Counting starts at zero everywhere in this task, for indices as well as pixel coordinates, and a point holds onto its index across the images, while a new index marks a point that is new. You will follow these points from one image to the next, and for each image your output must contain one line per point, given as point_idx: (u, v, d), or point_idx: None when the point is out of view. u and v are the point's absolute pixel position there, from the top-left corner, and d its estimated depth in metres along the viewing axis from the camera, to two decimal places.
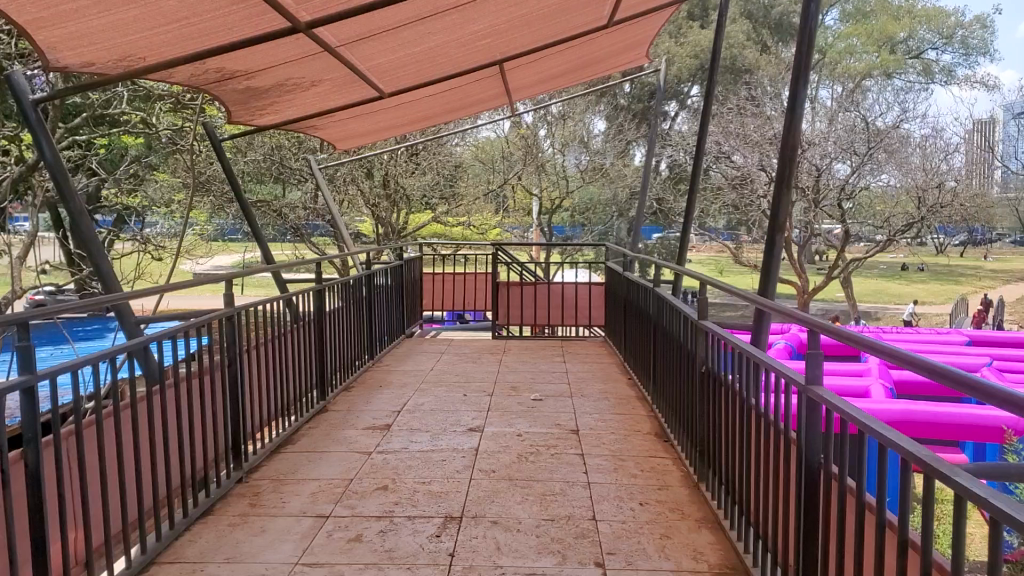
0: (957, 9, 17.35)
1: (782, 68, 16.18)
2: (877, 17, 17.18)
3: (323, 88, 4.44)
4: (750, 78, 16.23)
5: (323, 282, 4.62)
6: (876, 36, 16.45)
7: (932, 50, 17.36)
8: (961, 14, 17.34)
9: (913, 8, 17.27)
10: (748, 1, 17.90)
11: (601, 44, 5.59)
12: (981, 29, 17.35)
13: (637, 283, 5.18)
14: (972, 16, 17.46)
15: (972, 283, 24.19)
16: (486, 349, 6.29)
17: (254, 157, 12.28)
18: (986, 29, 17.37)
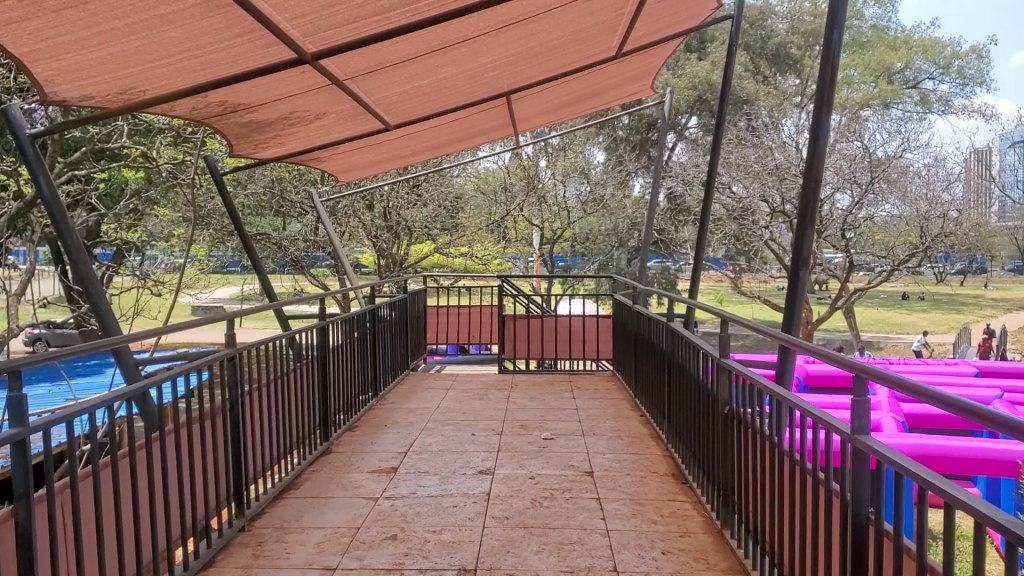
0: (953, 39, 17.12)
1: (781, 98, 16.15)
2: (874, 47, 17.18)
3: (328, 121, 4.35)
4: (749, 109, 16.20)
5: (326, 320, 4.51)
6: (873, 66, 16.40)
7: (929, 80, 17.19)
8: (957, 44, 17.07)
9: (909, 39, 17.24)
10: (746, 33, 17.90)
11: (608, 74, 5.52)
12: (977, 59, 17.03)
13: (648, 316, 5.05)
14: (967, 47, 17.11)
15: (974, 312, 24.06)
16: (493, 385, 6.16)
17: (255, 190, 12.23)
18: (982, 59, 17.03)
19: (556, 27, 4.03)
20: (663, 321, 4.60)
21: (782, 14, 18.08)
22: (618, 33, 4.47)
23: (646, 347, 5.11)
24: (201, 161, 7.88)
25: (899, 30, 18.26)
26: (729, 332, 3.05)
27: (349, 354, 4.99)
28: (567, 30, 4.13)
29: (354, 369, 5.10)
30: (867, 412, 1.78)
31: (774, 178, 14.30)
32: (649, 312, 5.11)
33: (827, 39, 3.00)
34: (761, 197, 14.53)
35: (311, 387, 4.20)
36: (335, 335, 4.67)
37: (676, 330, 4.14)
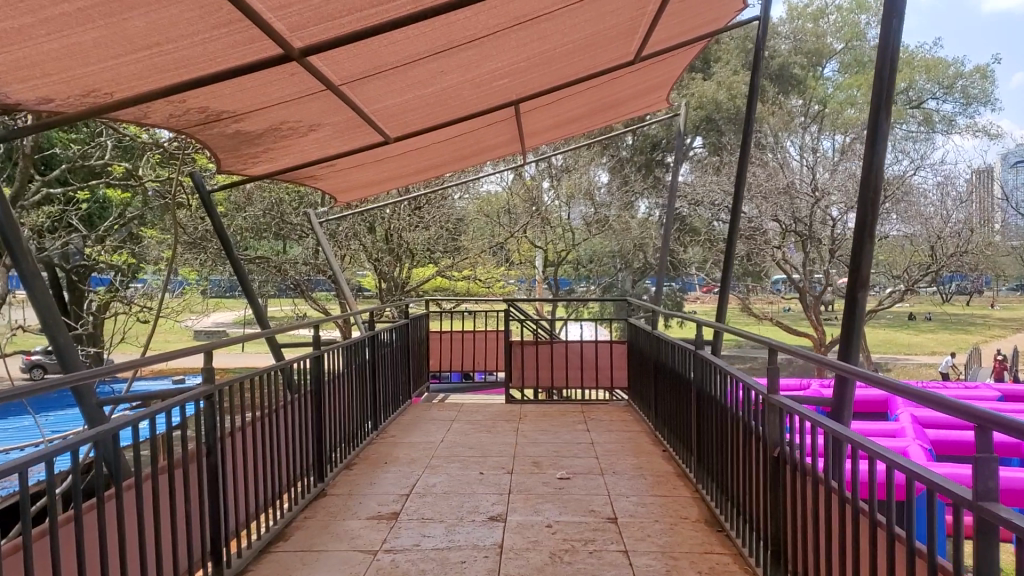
0: (957, 59, 16.76)
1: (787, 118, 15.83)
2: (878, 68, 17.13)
3: (323, 134, 4.01)
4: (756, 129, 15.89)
5: (322, 348, 4.14)
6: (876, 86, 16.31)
7: (932, 100, 16.65)
8: (961, 64, 16.65)
9: (913, 59, 17.00)
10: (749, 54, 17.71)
11: (624, 85, 5.17)
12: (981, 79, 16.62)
13: (672, 342, 4.67)
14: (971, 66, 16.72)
15: (983, 332, 23.64)
16: (500, 416, 5.77)
17: (253, 212, 11.95)
18: (987, 79, 16.64)
19: (572, 29, 3.69)
20: (691, 350, 4.22)
21: (786, 34, 17.79)
22: (637, 35, 4.13)
23: (670, 376, 4.73)
24: (188, 178, 7.60)
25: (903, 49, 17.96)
26: (778, 363, 2.68)
27: (348, 385, 4.62)
28: (583, 32, 3.79)
29: (354, 401, 4.73)
30: (991, 475, 1.40)
31: (785, 198, 14.00)
32: (672, 339, 4.73)
33: (882, 30, 2.65)
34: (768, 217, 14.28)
35: (305, 425, 3.83)
36: (333, 365, 4.30)
37: (707, 360, 3.77)
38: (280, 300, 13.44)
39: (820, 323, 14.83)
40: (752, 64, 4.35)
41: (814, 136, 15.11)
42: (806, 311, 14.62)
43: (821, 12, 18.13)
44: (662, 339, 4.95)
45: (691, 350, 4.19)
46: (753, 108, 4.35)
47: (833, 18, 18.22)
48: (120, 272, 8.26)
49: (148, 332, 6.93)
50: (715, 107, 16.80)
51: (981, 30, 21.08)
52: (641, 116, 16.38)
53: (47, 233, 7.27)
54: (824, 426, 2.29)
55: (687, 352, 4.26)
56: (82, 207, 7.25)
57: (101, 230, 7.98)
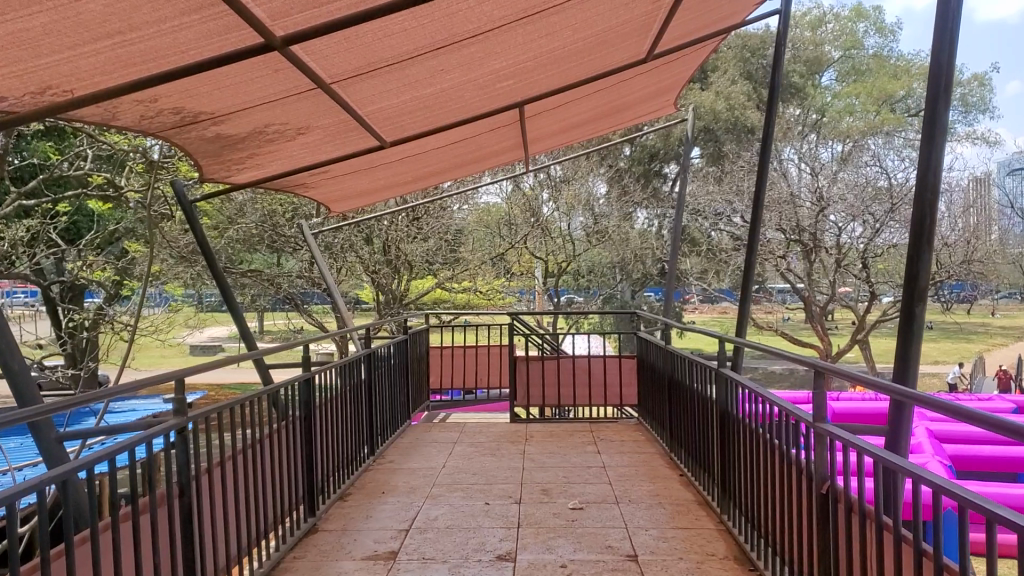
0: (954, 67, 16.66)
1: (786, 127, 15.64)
2: (877, 77, 16.87)
3: (312, 138, 3.70)
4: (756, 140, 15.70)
5: (312, 369, 3.86)
6: (876, 94, 16.11)
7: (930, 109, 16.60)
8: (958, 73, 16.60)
9: (911, 68, 16.85)
10: (747, 62, 17.51)
11: (635, 87, 4.86)
12: (980, 87, 16.52)
13: (688, 359, 4.37)
14: (970, 75, 16.64)
15: (985, 341, 23.41)
16: (504, 437, 5.45)
17: (246, 224, 11.65)
18: (985, 87, 16.53)
19: (584, 25, 3.37)
20: (712, 369, 3.93)
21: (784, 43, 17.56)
22: (652, 30, 3.81)
23: (687, 395, 4.43)
24: (170, 189, 7.37)
25: (900, 58, 17.78)
26: (823, 387, 2.40)
27: (342, 406, 4.35)
28: (596, 29, 3.47)
29: (349, 426, 4.46)
30: None
31: (789, 207, 13.74)
32: (688, 354, 4.44)
33: (938, 10, 2.37)
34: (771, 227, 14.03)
35: (295, 453, 3.56)
36: (325, 387, 4.02)
37: (735, 381, 3.49)
38: (275, 315, 13.16)
39: (826, 335, 14.57)
40: (773, 63, 4.04)
41: (812, 145, 14.85)
42: (812, 321, 14.34)
43: (819, 21, 18.00)
44: (677, 355, 4.66)
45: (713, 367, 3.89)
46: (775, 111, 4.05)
47: (831, 27, 18.04)
48: (104, 288, 8.10)
49: (128, 349, 6.75)
50: (714, 116, 16.56)
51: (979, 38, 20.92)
52: (639, 125, 16.14)
53: (25, 247, 6.99)
54: (877, 459, 2.02)
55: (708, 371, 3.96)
56: (62, 221, 6.97)
57: (84, 245, 7.83)
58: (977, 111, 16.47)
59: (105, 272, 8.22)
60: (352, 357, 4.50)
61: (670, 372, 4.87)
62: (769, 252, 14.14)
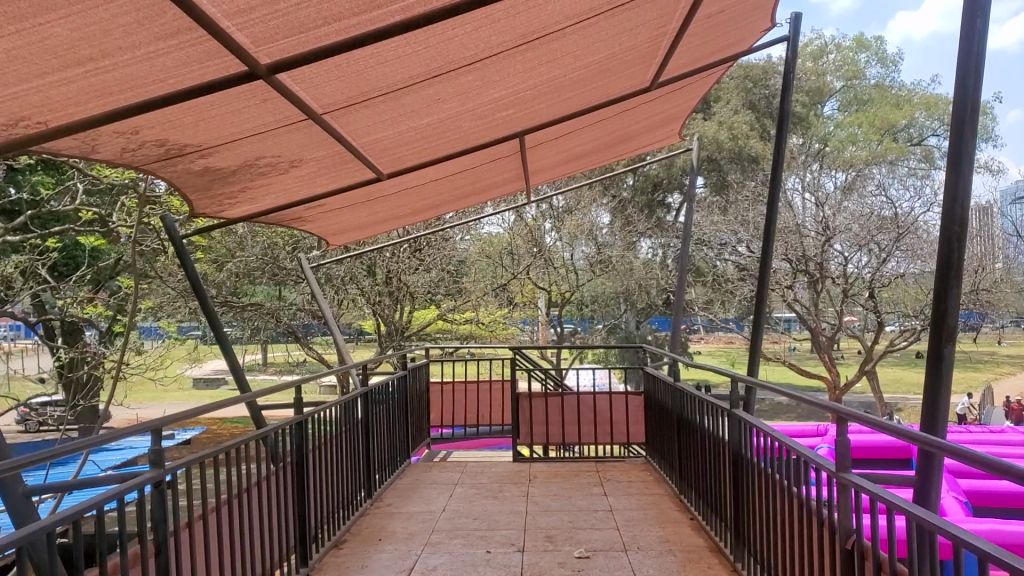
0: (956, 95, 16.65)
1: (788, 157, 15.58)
2: (879, 106, 16.83)
3: (306, 171, 3.57)
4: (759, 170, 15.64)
5: (305, 412, 3.71)
6: (878, 123, 16.04)
7: (933, 137, 16.56)
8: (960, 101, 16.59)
9: (912, 98, 16.81)
10: (750, 92, 17.48)
11: (639, 116, 4.74)
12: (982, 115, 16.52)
13: (702, 398, 4.21)
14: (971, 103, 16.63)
15: (993, 369, 23.18)
16: (507, 478, 5.28)
17: (246, 257, 11.54)
18: (987, 115, 16.55)
19: (586, 52, 3.25)
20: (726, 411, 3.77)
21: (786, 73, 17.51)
22: (657, 57, 3.68)
23: (700, 437, 4.26)
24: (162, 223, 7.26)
25: (901, 88, 17.74)
26: (847, 435, 2.23)
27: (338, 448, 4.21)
28: (598, 56, 3.34)
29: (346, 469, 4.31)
30: None
31: (794, 237, 13.60)
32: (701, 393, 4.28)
33: (962, 31, 2.23)
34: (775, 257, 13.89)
35: (286, 500, 3.41)
36: (319, 431, 3.87)
37: (752, 425, 3.32)
38: (275, 348, 13.00)
39: (833, 365, 14.39)
40: (780, 90, 3.91)
41: (813, 174, 14.75)
42: (820, 352, 14.16)
43: (820, 52, 18.03)
44: (688, 394, 4.50)
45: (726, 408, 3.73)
46: (784, 140, 3.92)
47: (832, 58, 18.03)
48: (94, 325, 8.05)
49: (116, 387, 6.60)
50: (717, 146, 16.49)
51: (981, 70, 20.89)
52: (642, 155, 16.08)
53: (14, 282, 6.88)
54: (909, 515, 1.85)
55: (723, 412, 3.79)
56: (52, 256, 6.86)
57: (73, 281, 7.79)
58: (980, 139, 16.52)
59: (96, 307, 8.19)
60: (350, 396, 4.36)
61: (680, 411, 4.70)
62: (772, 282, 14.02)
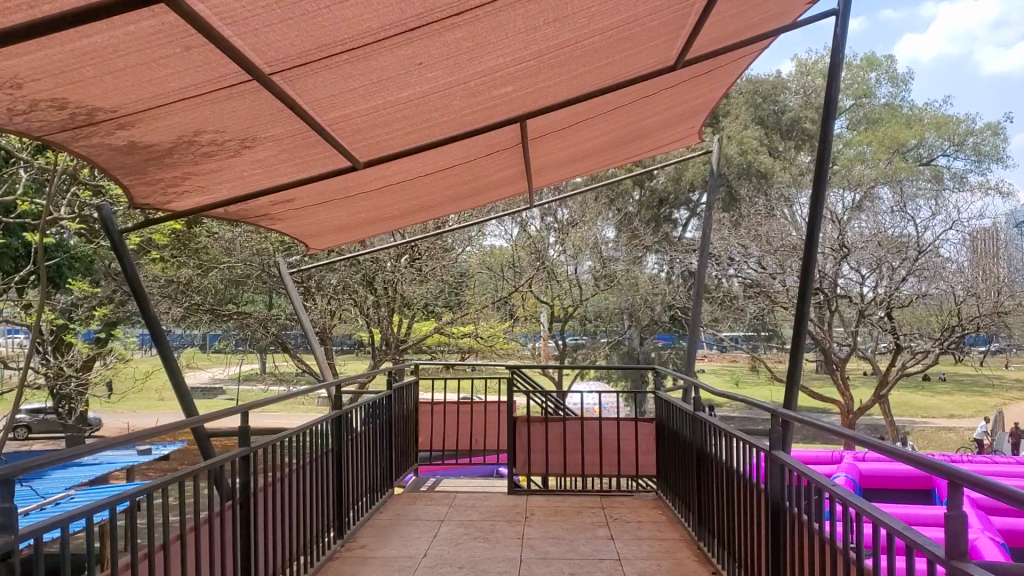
0: (967, 115, 16.16)
1: (796, 173, 15.03)
2: (890, 125, 16.35)
3: (264, 154, 3.00)
4: (767, 185, 15.17)
5: (255, 443, 3.14)
6: (887, 142, 15.48)
7: (943, 157, 16.16)
8: (972, 120, 16.13)
9: (922, 118, 16.32)
10: (759, 107, 16.90)
11: (656, 108, 4.17)
12: (993, 135, 16.11)
13: (731, 433, 3.58)
14: (983, 122, 16.19)
15: (1001, 394, 22.62)
16: (501, 514, 4.68)
17: (233, 263, 10.96)
18: (998, 135, 16.13)
19: (602, 13, 2.65)
20: (763, 450, 3.14)
21: (795, 89, 17.00)
22: (686, 28, 3.07)
23: (730, 478, 3.63)
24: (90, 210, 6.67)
25: (912, 108, 17.17)
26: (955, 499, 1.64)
27: (300, 483, 3.63)
28: (616, 19, 2.73)
29: (308, 507, 3.72)
30: None
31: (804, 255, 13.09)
32: (729, 427, 3.65)
33: None
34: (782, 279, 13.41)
35: (222, 552, 2.83)
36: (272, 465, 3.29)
37: (801, 473, 2.69)
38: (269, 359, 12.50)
39: (847, 388, 13.78)
40: (827, 72, 3.31)
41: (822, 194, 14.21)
42: (835, 375, 13.55)
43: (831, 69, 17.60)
44: (713, 427, 3.87)
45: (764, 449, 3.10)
46: (827, 135, 3.34)
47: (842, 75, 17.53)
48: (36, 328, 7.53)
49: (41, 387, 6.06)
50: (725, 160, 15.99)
51: (990, 94, 20.30)
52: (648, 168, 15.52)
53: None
54: None
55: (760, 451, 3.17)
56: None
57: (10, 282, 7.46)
58: (990, 160, 16.12)
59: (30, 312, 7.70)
60: (318, 421, 3.79)
61: (702, 446, 4.06)
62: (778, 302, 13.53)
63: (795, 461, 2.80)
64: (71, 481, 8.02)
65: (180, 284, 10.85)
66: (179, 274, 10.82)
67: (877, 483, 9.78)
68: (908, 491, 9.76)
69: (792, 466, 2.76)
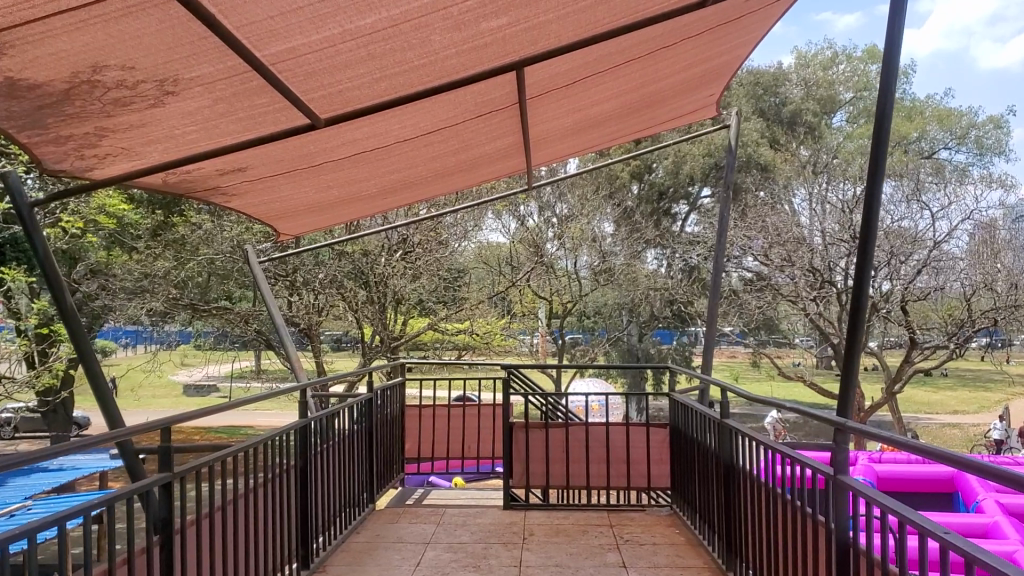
0: (969, 108, 15.57)
1: (800, 167, 14.40)
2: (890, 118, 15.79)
3: (194, 102, 2.39)
4: (768, 178, 14.58)
5: (186, 466, 2.53)
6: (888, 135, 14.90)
7: (943, 151, 15.46)
8: (973, 113, 15.50)
9: (924, 111, 15.72)
10: (760, 99, 16.36)
11: (674, 64, 3.60)
12: (995, 129, 15.45)
13: (775, 448, 2.92)
14: (985, 116, 15.55)
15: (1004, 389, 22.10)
16: (496, 534, 4.10)
17: (215, 252, 10.38)
18: (1001, 129, 15.45)
19: None
20: (824, 474, 2.48)
21: (798, 80, 16.31)
22: None
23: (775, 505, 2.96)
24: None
25: (913, 100, 16.59)
26: None
27: (248, 510, 3.01)
28: None
29: (258, 537, 3.11)
30: None
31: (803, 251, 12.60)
32: (771, 440, 2.99)
33: None
34: (786, 272, 12.86)
35: None
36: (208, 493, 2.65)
37: (876, 502, 2.09)
38: (263, 355, 11.89)
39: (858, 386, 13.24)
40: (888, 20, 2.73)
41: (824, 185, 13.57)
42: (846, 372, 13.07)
43: (830, 62, 17.01)
44: (750, 439, 3.19)
45: (828, 474, 2.43)
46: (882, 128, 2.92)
47: (842, 68, 16.95)
48: None
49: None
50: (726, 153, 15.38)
51: (993, 87, 19.79)
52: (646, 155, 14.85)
53: None
54: None
55: (823, 478, 2.49)
56: None
57: None
58: (993, 154, 15.43)
59: None
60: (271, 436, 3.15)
61: (735, 462, 3.42)
62: (785, 295, 12.96)
63: (870, 489, 2.17)
64: (32, 488, 7.38)
65: (156, 277, 10.32)
66: (155, 266, 10.27)
67: (898, 487, 9.19)
68: (926, 493, 9.20)
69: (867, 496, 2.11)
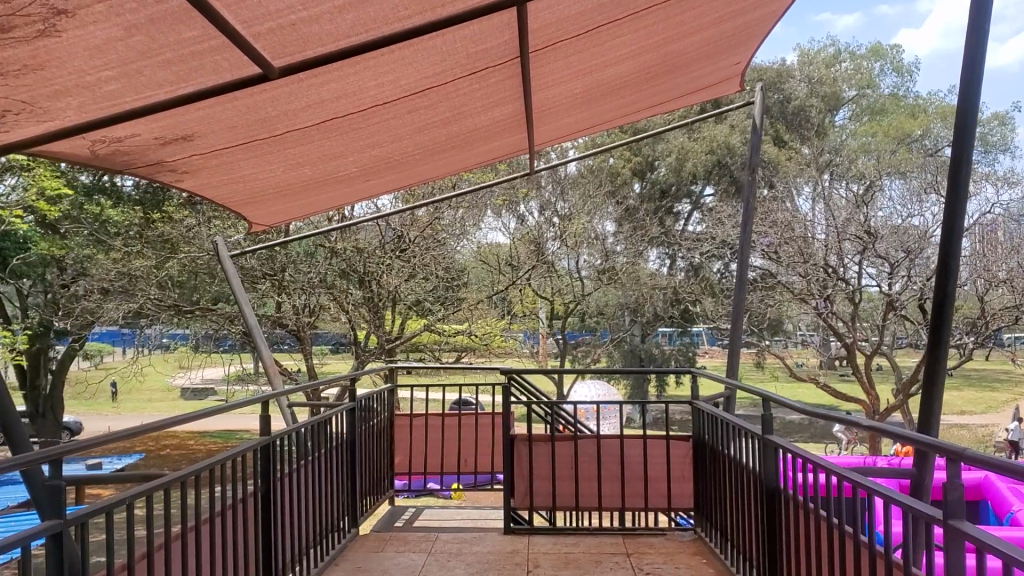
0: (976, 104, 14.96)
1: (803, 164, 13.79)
2: (894, 115, 15.23)
3: (100, 31, 1.82)
4: (770, 174, 14.01)
5: (89, 510, 1.90)
6: (894, 132, 14.29)
7: None
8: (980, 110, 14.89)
9: (929, 108, 15.08)
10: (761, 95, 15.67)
11: (701, 16, 3.06)
12: (1002, 125, 14.80)
13: (840, 474, 2.28)
14: (991, 113, 14.92)
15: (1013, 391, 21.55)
16: (496, 567, 3.55)
17: (194, 251, 9.80)
18: (1008, 125, 14.80)
19: None
20: (920, 512, 1.84)
21: (801, 77, 15.69)
22: None
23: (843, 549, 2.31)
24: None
25: (917, 98, 15.95)
26: None
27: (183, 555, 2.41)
28: None
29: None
30: None
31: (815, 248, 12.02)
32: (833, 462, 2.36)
33: None
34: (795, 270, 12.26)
35: None
36: (112, 549, 2.00)
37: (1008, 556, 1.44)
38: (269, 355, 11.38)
39: (873, 387, 12.72)
40: None
41: (829, 184, 12.98)
42: (860, 373, 12.53)
43: (834, 59, 16.33)
44: (807, 462, 2.55)
45: (934, 517, 1.76)
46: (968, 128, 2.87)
47: (846, 66, 16.32)
48: None
49: None
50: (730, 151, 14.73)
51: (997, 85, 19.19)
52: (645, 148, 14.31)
53: None
54: None
55: (923, 520, 1.82)
56: None
57: None
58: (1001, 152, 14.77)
59: None
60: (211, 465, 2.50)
61: (785, 488, 2.80)
62: (796, 293, 12.30)
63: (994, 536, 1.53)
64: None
65: (136, 276, 9.77)
66: (135, 265, 9.73)
67: None
68: None
69: (1005, 559, 1.45)
